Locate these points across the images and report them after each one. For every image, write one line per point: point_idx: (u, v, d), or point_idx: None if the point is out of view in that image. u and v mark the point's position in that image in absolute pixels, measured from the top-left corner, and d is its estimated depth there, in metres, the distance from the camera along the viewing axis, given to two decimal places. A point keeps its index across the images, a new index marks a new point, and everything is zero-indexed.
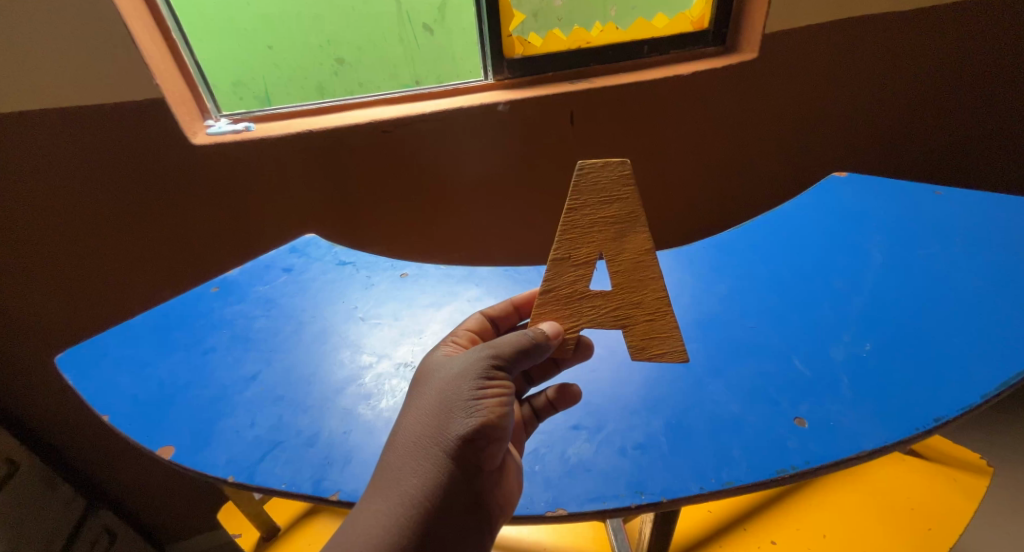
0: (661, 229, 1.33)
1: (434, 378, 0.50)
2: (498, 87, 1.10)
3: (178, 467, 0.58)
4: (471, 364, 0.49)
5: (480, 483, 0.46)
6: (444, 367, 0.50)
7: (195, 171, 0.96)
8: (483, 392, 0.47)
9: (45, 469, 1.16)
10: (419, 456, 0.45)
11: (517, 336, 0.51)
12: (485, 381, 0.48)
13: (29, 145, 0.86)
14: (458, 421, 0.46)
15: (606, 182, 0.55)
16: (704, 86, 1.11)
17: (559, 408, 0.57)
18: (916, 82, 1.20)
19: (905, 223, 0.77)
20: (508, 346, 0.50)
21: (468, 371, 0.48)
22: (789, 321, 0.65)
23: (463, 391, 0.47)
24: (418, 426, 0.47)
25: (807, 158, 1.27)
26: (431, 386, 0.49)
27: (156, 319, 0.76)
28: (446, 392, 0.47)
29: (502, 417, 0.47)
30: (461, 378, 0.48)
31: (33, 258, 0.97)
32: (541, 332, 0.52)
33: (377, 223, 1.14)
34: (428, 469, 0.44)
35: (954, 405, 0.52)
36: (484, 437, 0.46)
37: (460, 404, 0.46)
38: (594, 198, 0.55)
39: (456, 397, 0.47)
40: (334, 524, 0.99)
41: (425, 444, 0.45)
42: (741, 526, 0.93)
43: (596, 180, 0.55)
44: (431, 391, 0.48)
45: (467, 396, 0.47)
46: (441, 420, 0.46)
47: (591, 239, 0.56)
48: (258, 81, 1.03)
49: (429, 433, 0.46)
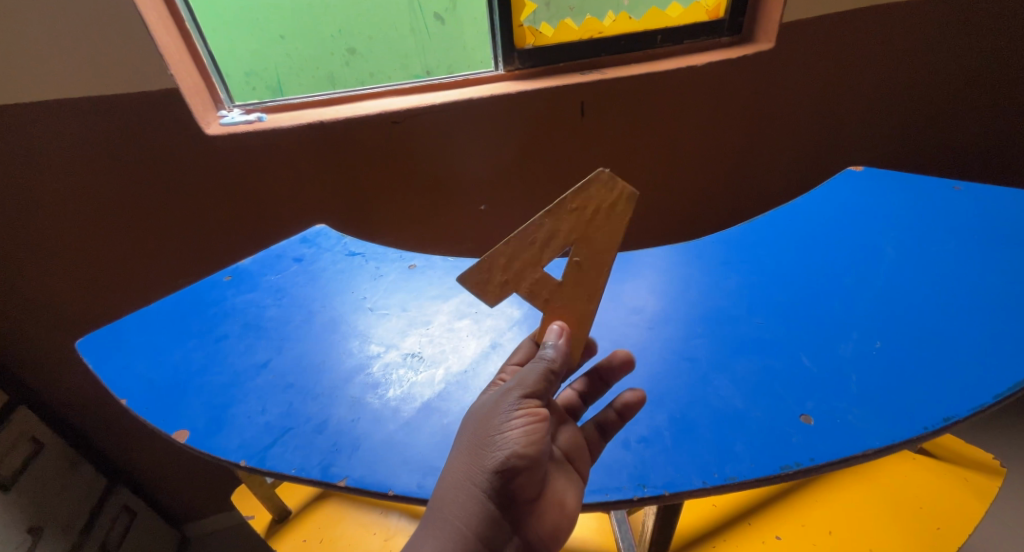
0: (672, 222, 1.32)
1: (472, 413, 0.50)
2: (510, 77, 1.09)
3: (191, 450, 0.60)
4: (501, 397, 0.48)
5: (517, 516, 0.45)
6: (480, 402, 0.51)
7: (208, 160, 0.97)
8: (513, 422, 0.47)
9: (67, 450, 1.20)
10: (456, 489, 0.46)
11: (539, 365, 0.50)
12: (516, 411, 0.47)
13: (47, 134, 0.88)
14: (491, 454, 0.46)
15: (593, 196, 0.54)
16: (718, 78, 1.09)
17: (629, 416, 0.53)
18: (936, 76, 1.17)
19: (920, 218, 0.76)
20: (533, 374, 0.49)
21: (498, 405, 0.48)
22: (797, 317, 0.65)
23: (494, 423, 0.47)
24: (454, 459, 0.47)
25: (823, 150, 1.25)
26: (468, 421, 0.49)
27: (171, 306, 0.78)
28: (479, 425, 0.48)
29: (535, 446, 0.46)
30: (491, 412, 0.48)
31: (52, 244, 0.99)
32: (556, 354, 0.51)
33: (387, 213, 1.14)
34: (464, 502, 0.45)
35: (965, 405, 0.52)
36: (518, 469, 0.45)
37: (492, 436, 0.46)
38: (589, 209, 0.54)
39: (487, 430, 0.47)
40: (343, 508, 1.01)
41: (461, 478, 0.46)
42: (745, 521, 0.94)
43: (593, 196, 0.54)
44: (467, 427, 0.49)
45: (498, 428, 0.46)
46: (476, 454, 0.46)
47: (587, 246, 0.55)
48: (272, 71, 1.04)
49: (467, 467, 0.46)
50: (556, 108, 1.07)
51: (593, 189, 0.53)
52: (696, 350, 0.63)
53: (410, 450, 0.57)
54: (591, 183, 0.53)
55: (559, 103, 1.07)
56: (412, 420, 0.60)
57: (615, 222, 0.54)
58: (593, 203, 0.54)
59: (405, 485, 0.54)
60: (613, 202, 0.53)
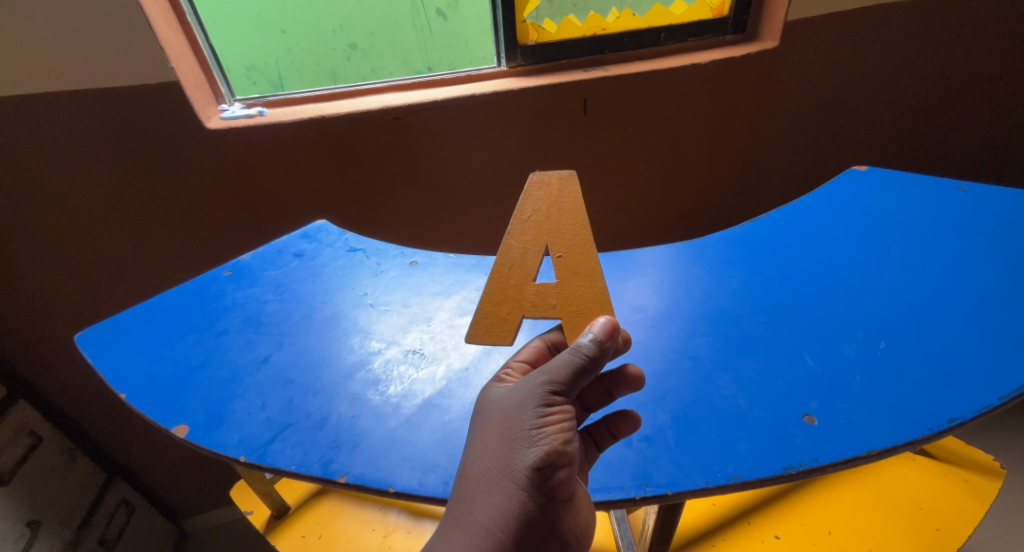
0: (674, 221, 1.31)
1: (497, 408, 0.50)
2: (512, 74, 1.09)
3: (191, 445, 0.59)
4: (529, 392, 0.48)
5: (552, 511, 0.46)
6: (502, 397, 0.50)
7: (209, 155, 0.97)
8: (545, 420, 0.47)
9: (65, 443, 1.20)
10: (489, 487, 0.46)
11: (570, 357, 0.48)
12: (545, 407, 0.47)
13: (47, 127, 0.87)
14: (524, 451, 0.46)
15: (544, 194, 0.60)
16: (722, 76, 1.09)
17: (620, 435, 0.53)
18: (941, 75, 1.16)
19: (924, 219, 0.75)
20: (563, 369, 0.48)
21: (528, 401, 0.48)
22: (800, 316, 0.64)
23: (524, 421, 0.47)
24: (484, 457, 0.47)
25: (826, 149, 1.24)
26: (494, 415, 0.49)
27: (171, 300, 0.78)
28: (508, 422, 0.48)
29: (567, 443, 0.46)
30: (521, 408, 0.48)
31: (52, 238, 0.98)
32: (594, 346, 0.49)
33: (388, 209, 1.14)
34: (500, 500, 0.45)
35: (970, 407, 0.51)
36: (552, 466, 0.46)
37: (523, 434, 0.46)
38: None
39: (518, 428, 0.47)
40: (342, 504, 1.01)
41: (494, 476, 0.46)
42: (745, 520, 0.94)
43: (543, 195, 0.60)
44: (493, 422, 0.49)
45: (529, 426, 0.46)
46: (507, 452, 0.46)
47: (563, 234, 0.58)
48: (272, 66, 1.03)
49: (498, 464, 0.46)
50: (559, 105, 1.07)
51: (537, 191, 0.60)
52: (699, 349, 0.62)
53: (411, 447, 0.57)
54: (532, 189, 0.60)
55: (561, 101, 1.06)
56: (412, 417, 0.60)
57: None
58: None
59: (406, 483, 0.54)
60: (559, 191, 0.60)
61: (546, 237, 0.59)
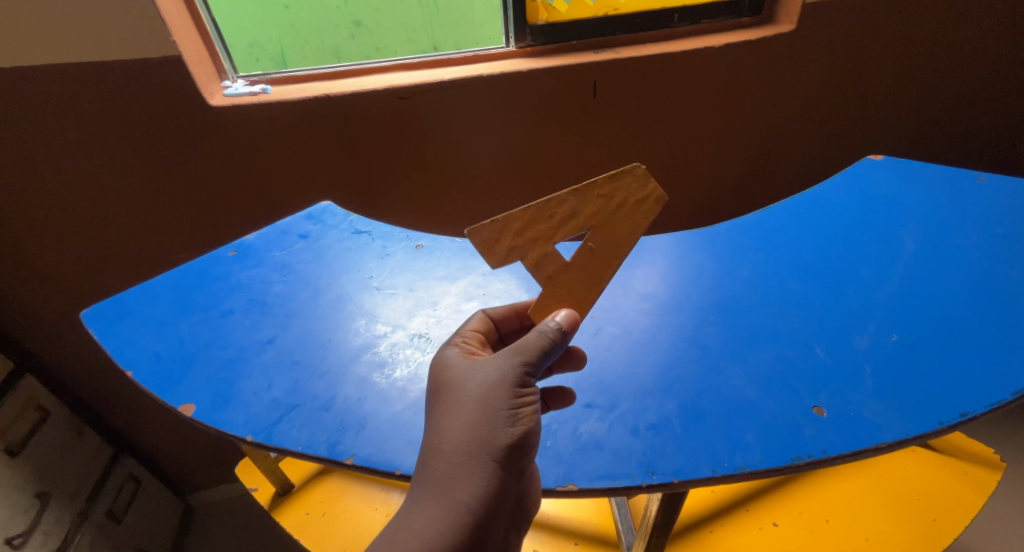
0: (681, 208, 1.30)
1: (470, 386, 0.49)
2: (521, 55, 1.06)
3: (197, 424, 0.60)
4: (506, 374, 0.48)
5: (520, 486, 0.48)
6: (474, 375, 0.49)
7: (213, 133, 0.96)
8: (520, 400, 0.48)
9: (73, 417, 1.21)
10: (468, 465, 0.46)
11: (542, 340, 0.50)
12: (520, 388, 0.49)
13: (50, 102, 0.86)
14: (503, 430, 0.47)
15: (626, 188, 0.56)
16: (735, 61, 1.06)
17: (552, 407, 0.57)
18: (960, 64, 1.13)
19: (941, 209, 0.74)
20: (536, 350, 0.49)
21: (505, 381, 0.48)
22: (812, 308, 0.64)
23: (502, 400, 0.48)
24: (462, 435, 0.47)
25: (839, 138, 1.22)
26: (468, 394, 0.48)
27: (175, 278, 0.77)
28: (485, 402, 0.48)
29: (537, 423, 0.49)
30: (498, 388, 0.48)
31: (59, 215, 0.99)
32: (562, 330, 0.51)
33: (392, 192, 1.13)
34: (480, 478, 0.45)
35: (983, 401, 0.51)
36: (525, 444, 0.47)
37: (502, 414, 0.47)
38: (619, 217, 0.56)
39: (497, 407, 0.47)
40: (345, 482, 1.02)
41: (473, 454, 0.46)
42: (742, 507, 0.94)
43: (621, 187, 0.56)
44: (468, 401, 0.48)
45: (507, 406, 0.47)
46: (485, 430, 0.47)
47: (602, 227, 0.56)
48: (275, 42, 1.01)
49: (476, 443, 0.46)
50: (568, 88, 1.05)
51: (627, 179, 0.55)
52: (707, 339, 0.62)
53: (416, 432, 0.57)
54: (626, 174, 0.55)
55: (570, 83, 1.04)
56: (418, 400, 0.60)
57: (636, 213, 0.56)
58: (621, 194, 0.56)
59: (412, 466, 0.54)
60: (646, 196, 0.56)
61: (596, 220, 0.56)
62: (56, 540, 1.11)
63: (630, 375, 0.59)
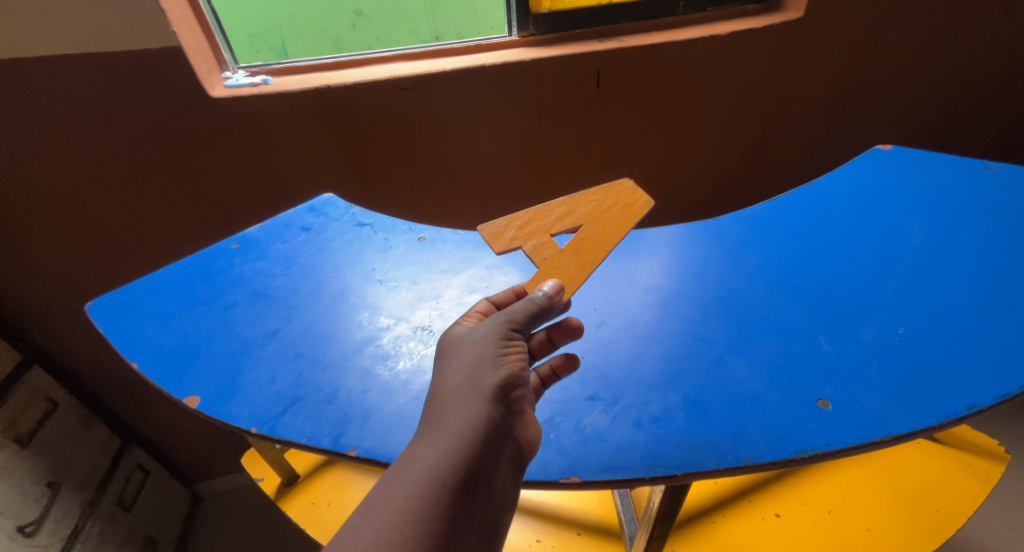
0: (685, 199, 1.29)
1: (460, 340, 0.51)
2: (524, 44, 1.05)
3: (202, 416, 0.60)
4: (492, 326, 0.51)
5: (513, 433, 0.47)
6: (464, 334, 0.52)
7: (214, 125, 0.95)
8: (505, 349, 0.50)
9: (80, 408, 1.22)
10: (458, 404, 0.46)
11: (525, 302, 0.53)
12: (506, 339, 0.50)
13: (51, 94, 0.86)
14: (490, 372, 0.48)
15: (615, 195, 0.65)
16: (741, 49, 1.05)
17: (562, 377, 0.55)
18: (971, 51, 1.11)
19: (949, 201, 0.73)
20: (519, 309, 0.52)
21: (490, 332, 0.50)
22: (817, 300, 0.63)
23: (488, 348, 0.49)
24: (453, 380, 0.48)
25: (846, 127, 1.20)
26: (457, 347, 0.51)
27: (178, 271, 0.77)
28: (473, 351, 0.49)
29: (524, 372, 0.50)
30: (483, 338, 0.50)
31: (63, 207, 0.99)
32: (545, 293, 0.54)
33: (395, 184, 1.12)
34: (470, 414, 0.45)
35: (990, 394, 0.51)
36: (513, 387, 0.48)
37: (489, 359, 0.49)
38: (611, 215, 0.63)
39: (484, 353, 0.49)
40: (350, 473, 1.03)
41: (463, 394, 0.47)
42: (745, 498, 0.94)
43: (611, 194, 0.65)
44: (457, 352, 0.50)
45: (494, 352, 0.49)
46: (473, 373, 0.48)
47: (595, 222, 0.63)
48: (276, 33, 1.02)
49: (465, 384, 0.47)
50: (571, 77, 1.03)
51: (616, 190, 0.65)
52: (711, 331, 0.62)
53: None
54: (615, 186, 0.65)
55: (573, 72, 1.03)
56: (422, 393, 0.60)
57: (624, 213, 0.63)
58: (612, 199, 0.64)
59: None
60: (632, 201, 0.64)
61: (589, 215, 0.63)
62: (66, 529, 1.13)
63: (631, 367, 0.59)
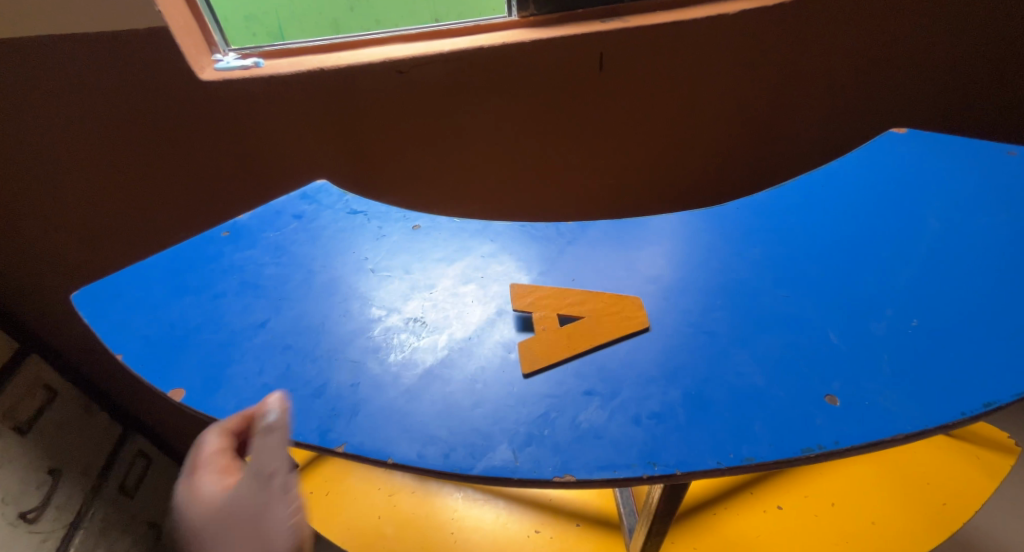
0: (689, 187, 1.26)
1: (238, 511, 0.43)
2: (524, 25, 1.02)
3: (187, 409, 0.58)
4: (258, 489, 0.43)
5: None
6: (237, 504, 0.43)
7: (203, 108, 0.92)
8: (291, 505, 0.43)
9: (79, 397, 1.21)
10: None
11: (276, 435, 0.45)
12: (285, 494, 0.43)
13: (32, 76, 0.83)
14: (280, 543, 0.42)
15: (621, 305, 0.62)
16: (749, 30, 1.01)
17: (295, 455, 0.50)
18: (988, 32, 1.07)
19: (965, 188, 0.70)
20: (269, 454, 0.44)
21: (264, 499, 0.43)
22: (826, 291, 0.61)
23: (272, 518, 0.42)
24: None
25: (856, 112, 1.17)
26: (239, 521, 0.43)
27: (166, 260, 0.75)
28: (257, 528, 0.42)
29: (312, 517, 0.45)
30: (262, 510, 0.42)
31: (52, 193, 0.97)
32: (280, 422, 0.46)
33: (391, 171, 1.09)
34: None
35: (1008, 390, 0.48)
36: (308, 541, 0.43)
37: (275, 531, 0.42)
38: (605, 321, 0.60)
39: (268, 525, 0.42)
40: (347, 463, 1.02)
41: None
42: (747, 490, 0.93)
43: (617, 305, 0.63)
44: (241, 530, 0.43)
45: (282, 520, 0.42)
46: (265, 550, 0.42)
47: (585, 324, 0.61)
48: (273, 15, 0.99)
49: None
50: (573, 60, 1.00)
51: (624, 300, 0.63)
52: (714, 323, 0.59)
53: (409, 419, 0.55)
54: (627, 297, 0.63)
55: (575, 54, 0.99)
56: (413, 387, 0.57)
57: (615, 326, 0.60)
58: (616, 309, 0.62)
59: (404, 454, 0.52)
60: (630, 317, 0.61)
61: (586, 315, 0.62)
62: (69, 514, 1.13)
63: (629, 360, 0.57)
